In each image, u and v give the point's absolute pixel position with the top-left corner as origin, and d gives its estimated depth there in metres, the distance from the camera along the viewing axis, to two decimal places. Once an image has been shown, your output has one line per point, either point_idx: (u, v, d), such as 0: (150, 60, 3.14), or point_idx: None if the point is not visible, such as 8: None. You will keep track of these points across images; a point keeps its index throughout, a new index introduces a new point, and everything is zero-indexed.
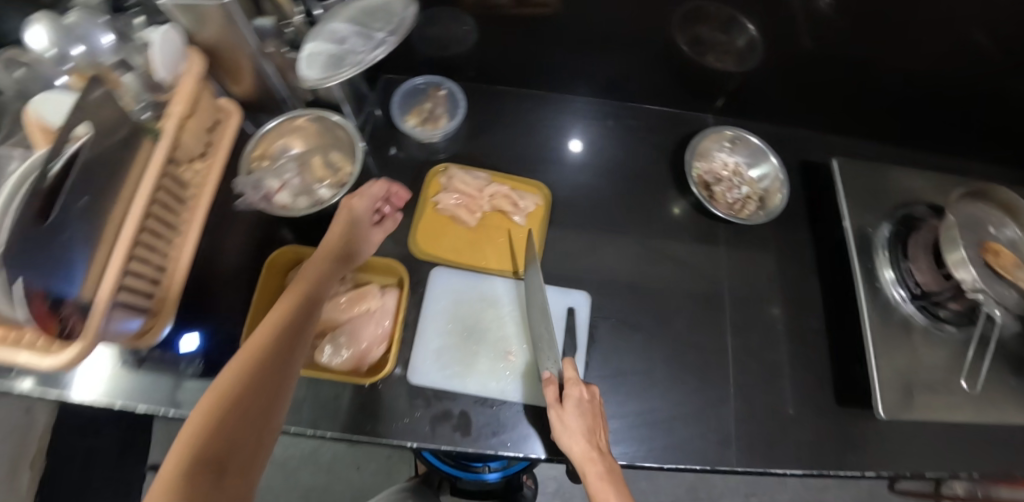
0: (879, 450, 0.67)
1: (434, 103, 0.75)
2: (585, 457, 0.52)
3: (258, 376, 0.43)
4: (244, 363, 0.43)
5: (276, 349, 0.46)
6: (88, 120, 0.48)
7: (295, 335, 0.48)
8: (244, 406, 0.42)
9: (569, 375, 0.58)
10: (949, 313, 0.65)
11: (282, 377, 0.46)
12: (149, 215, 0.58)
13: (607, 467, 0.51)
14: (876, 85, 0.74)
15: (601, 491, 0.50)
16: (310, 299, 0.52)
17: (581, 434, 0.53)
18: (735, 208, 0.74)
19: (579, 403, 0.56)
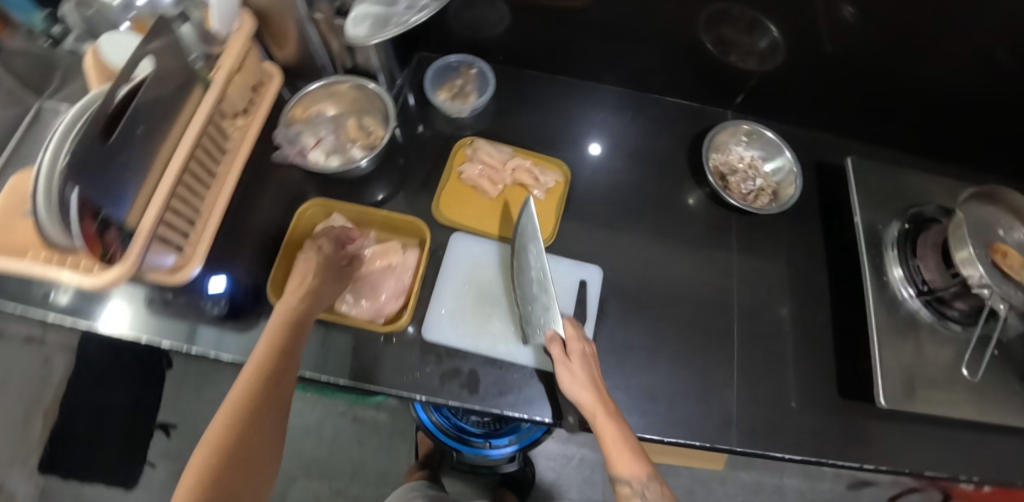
0: (879, 444, 0.67)
1: (465, 80, 0.80)
2: (593, 402, 0.55)
3: (247, 429, 0.45)
4: (231, 419, 0.45)
5: (263, 388, 0.47)
6: (152, 56, 0.52)
7: (282, 367, 0.50)
8: (232, 462, 0.44)
9: (571, 332, 0.61)
10: (956, 312, 0.67)
11: (271, 418, 0.48)
12: (193, 158, 0.61)
13: (611, 410, 0.56)
14: (895, 94, 0.76)
15: (607, 430, 0.54)
16: (295, 329, 0.53)
17: (587, 382, 0.57)
18: (749, 199, 0.76)
19: (583, 357, 0.59)
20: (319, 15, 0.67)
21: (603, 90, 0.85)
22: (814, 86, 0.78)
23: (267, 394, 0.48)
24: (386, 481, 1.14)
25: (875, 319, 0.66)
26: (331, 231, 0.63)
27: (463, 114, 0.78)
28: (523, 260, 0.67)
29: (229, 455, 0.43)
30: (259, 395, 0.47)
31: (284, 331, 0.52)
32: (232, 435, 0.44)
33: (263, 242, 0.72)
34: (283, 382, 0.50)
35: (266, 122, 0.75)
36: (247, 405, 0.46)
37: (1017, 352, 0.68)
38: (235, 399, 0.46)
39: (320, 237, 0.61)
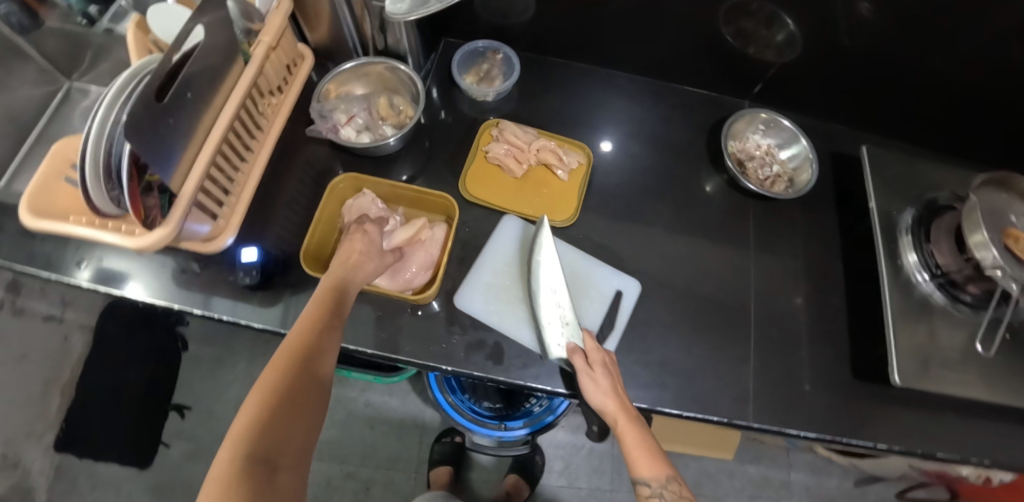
0: (892, 425, 0.69)
1: (491, 65, 0.82)
2: (615, 408, 0.56)
3: (296, 380, 0.46)
4: (281, 369, 0.46)
5: (308, 349, 0.49)
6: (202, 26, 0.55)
7: (326, 334, 0.51)
8: (285, 406, 0.44)
9: (591, 343, 0.61)
10: (970, 296, 0.69)
11: (318, 375, 0.48)
12: (231, 130, 0.63)
13: (632, 416, 0.56)
14: (910, 88, 0.78)
15: (629, 433, 0.55)
16: (337, 301, 0.55)
17: (609, 391, 0.57)
18: (766, 184, 0.78)
19: (604, 366, 0.60)
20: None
21: (623, 79, 0.87)
22: (831, 79, 0.80)
23: (312, 353, 0.49)
24: (396, 465, 1.15)
25: (890, 301, 0.68)
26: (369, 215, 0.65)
27: (488, 97, 0.80)
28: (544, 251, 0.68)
29: (280, 401, 0.44)
30: (304, 353, 0.48)
31: (326, 302, 0.54)
32: (282, 382, 0.45)
33: (293, 216, 0.74)
34: (328, 346, 0.51)
35: (298, 101, 0.77)
36: (294, 360, 0.47)
37: None
38: (282, 355, 0.48)
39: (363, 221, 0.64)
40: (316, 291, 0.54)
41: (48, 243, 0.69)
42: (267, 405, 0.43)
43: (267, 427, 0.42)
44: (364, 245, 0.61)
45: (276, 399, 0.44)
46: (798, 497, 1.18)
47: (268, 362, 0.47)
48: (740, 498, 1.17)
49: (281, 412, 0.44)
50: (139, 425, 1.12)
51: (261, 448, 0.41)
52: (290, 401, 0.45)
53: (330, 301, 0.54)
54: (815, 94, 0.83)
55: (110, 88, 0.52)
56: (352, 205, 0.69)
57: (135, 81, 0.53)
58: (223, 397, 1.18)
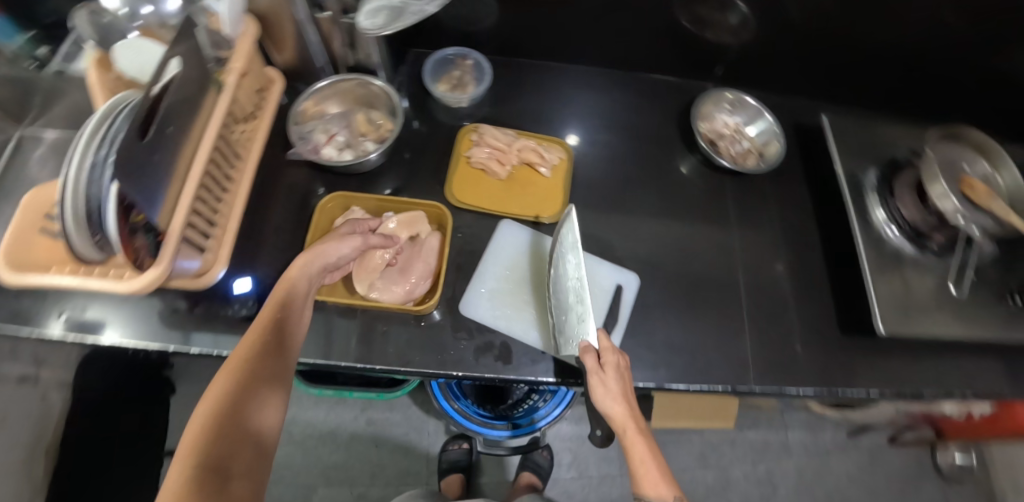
0: (881, 373, 0.73)
1: (462, 71, 0.83)
2: (624, 417, 0.55)
3: (249, 391, 0.48)
4: (230, 381, 0.47)
5: (262, 358, 0.50)
6: (178, 58, 0.54)
7: (279, 342, 0.53)
8: (236, 416, 0.46)
9: (606, 342, 0.59)
10: (936, 244, 0.74)
11: (273, 383, 0.50)
12: (211, 161, 0.63)
13: (642, 428, 0.54)
14: (858, 57, 0.82)
15: (636, 447, 0.53)
16: (290, 309, 0.56)
17: (620, 397, 0.55)
18: (739, 159, 0.81)
19: (617, 369, 0.58)
20: (322, 15, 0.68)
21: (591, 73, 0.89)
22: (785, 55, 0.84)
23: (265, 363, 0.50)
24: (407, 480, 1.14)
25: (866, 257, 0.72)
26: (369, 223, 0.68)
27: (463, 104, 0.81)
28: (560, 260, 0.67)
29: (231, 411, 0.45)
30: (257, 363, 0.50)
31: (277, 311, 0.55)
32: (233, 393, 0.47)
33: (281, 242, 0.72)
34: (281, 354, 0.52)
35: (272, 126, 0.76)
36: (244, 371, 0.49)
37: (990, 275, 0.75)
38: (232, 367, 0.49)
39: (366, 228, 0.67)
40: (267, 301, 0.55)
41: (24, 298, 0.66)
42: (218, 419, 0.44)
43: (221, 437, 0.43)
44: (337, 233, 0.64)
45: (229, 410, 0.45)
46: (798, 456, 1.24)
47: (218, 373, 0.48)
48: (744, 464, 1.21)
49: (233, 422, 0.45)
50: None
51: (218, 460, 0.42)
52: (241, 410, 0.46)
53: (282, 311, 0.55)
54: (772, 71, 0.87)
55: (85, 129, 0.51)
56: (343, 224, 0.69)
57: (112, 119, 0.52)
58: None
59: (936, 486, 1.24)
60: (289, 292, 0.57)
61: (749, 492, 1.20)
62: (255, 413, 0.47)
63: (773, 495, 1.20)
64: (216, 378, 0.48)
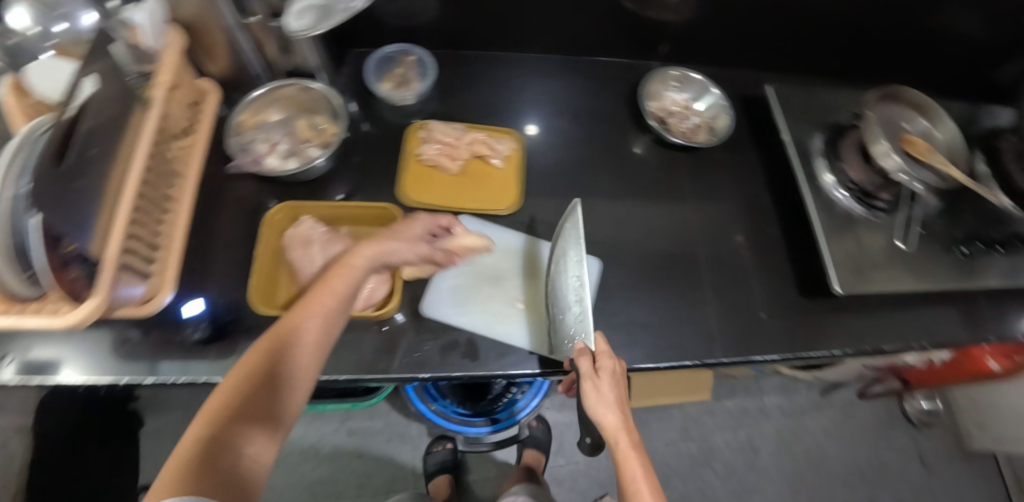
0: (842, 331, 0.75)
1: (405, 68, 0.81)
2: (616, 426, 0.54)
3: (259, 388, 0.49)
4: (243, 376, 0.49)
5: (279, 357, 0.51)
6: (94, 76, 0.51)
7: (304, 343, 0.52)
8: (240, 411, 0.47)
9: (602, 347, 0.59)
10: (883, 203, 0.76)
11: (285, 385, 0.51)
12: (144, 182, 0.60)
13: (634, 439, 0.54)
14: (797, 25, 0.84)
15: (627, 460, 0.52)
16: (328, 309, 0.54)
17: (613, 406, 0.55)
18: (689, 135, 0.82)
19: (612, 374, 0.57)
20: (250, 19, 0.65)
21: (538, 61, 0.89)
22: (727, 27, 0.84)
23: (280, 364, 0.51)
24: (395, 486, 1.13)
25: (818, 220, 0.74)
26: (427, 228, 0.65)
27: (408, 101, 0.79)
28: (562, 259, 0.67)
29: (236, 405, 0.48)
30: (272, 363, 0.50)
31: (312, 311, 0.53)
32: (242, 388, 0.48)
33: (232, 258, 0.70)
34: (303, 357, 0.52)
35: (211, 140, 0.73)
36: (258, 368, 0.50)
37: (937, 226, 0.78)
38: (250, 361, 0.50)
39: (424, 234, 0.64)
40: (308, 297, 0.55)
41: None
42: (220, 411, 0.47)
43: (219, 429, 0.46)
44: (407, 233, 0.62)
45: (235, 404, 0.47)
46: (776, 419, 1.27)
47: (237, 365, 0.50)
48: (725, 433, 1.24)
49: (234, 416, 0.47)
50: None
51: (212, 450, 0.45)
52: (247, 406, 0.48)
53: (319, 311, 0.54)
54: (716, 45, 0.88)
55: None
56: (293, 233, 0.67)
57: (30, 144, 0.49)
58: None
59: (907, 434, 1.30)
60: (331, 292, 0.55)
61: (733, 460, 1.23)
62: (259, 411, 0.48)
63: (756, 459, 1.23)
64: (234, 368, 0.50)
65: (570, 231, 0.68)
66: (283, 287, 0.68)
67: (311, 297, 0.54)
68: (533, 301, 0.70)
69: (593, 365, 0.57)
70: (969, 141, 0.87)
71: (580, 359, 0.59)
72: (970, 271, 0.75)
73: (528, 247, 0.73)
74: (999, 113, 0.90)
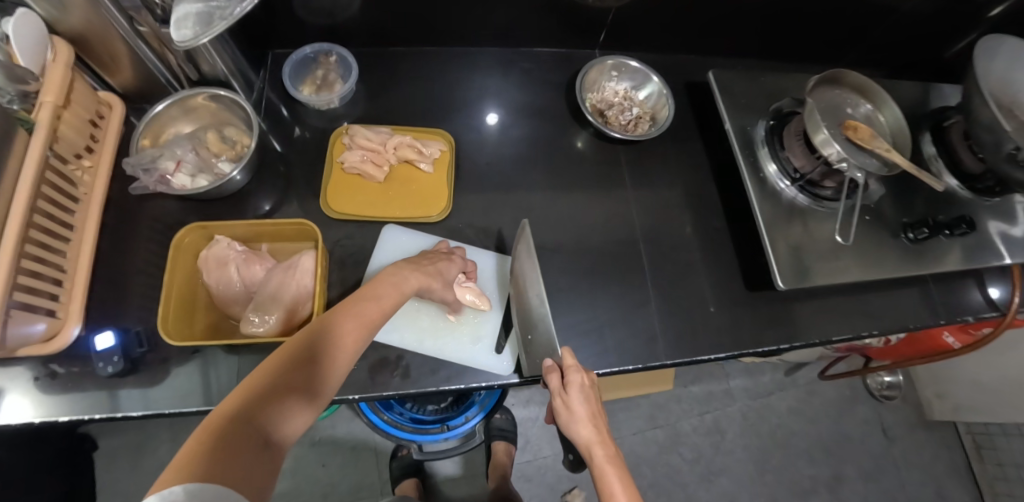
0: (789, 323, 0.74)
1: (326, 70, 0.78)
2: (591, 441, 0.55)
3: (287, 386, 0.42)
4: (272, 370, 0.42)
5: (308, 359, 0.45)
6: None
7: (334, 349, 0.47)
8: (265, 404, 0.40)
9: (569, 361, 0.57)
10: (830, 191, 0.74)
11: (322, 377, 0.45)
12: (37, 213, 0.55)
13: (610, 452, 0.54)
14: (737, 7, 0.81)
15: (606, 474, 0.53)
16: (358, 319, 0.51)
17: (587, 421, 0.55)
18: (630, 128, 0.81)
19: (582, 390, 0.56)
20: (143, 28, 0.61)
21: (474, 55, 0.85)
22: (666, 12, 0.81)
23: (311, 364, 0.45)
24: (361, 493, 1.11)
25: (761, 212, 0.72)
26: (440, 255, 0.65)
27: (333, 104, 0.77)
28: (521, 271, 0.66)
29: (263, 397, 0.40)
30: (304, 363, 0.44)
31: (344, 317, 0.50)
32: (283, 367, 0.43)
33: (149, 284, 0.66)
34: (330, 364, 0.46)
35: (117, 157, 0.69)
36: (290, 364, 0.44)
37: (882, 211, 0.77)
38: (279, 357, 0.44)
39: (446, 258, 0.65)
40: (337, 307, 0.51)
41: None
42: (247, 402, 0.39)
43: (247, 418, 0.38)
44: (444, 266, 0.64)
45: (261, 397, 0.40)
46: (741, 401, 1.28)
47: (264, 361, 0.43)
48: (692, 419, 1.25)
49: (260, 412, 0.39)
50: None
51: (238, 435, 0.36)
52: (276, 401, 0.41)
53: (350, 321, 0.50)
54: (656, 31, 0.85)
55: None
56: (207, 256, 0.63)
57: None
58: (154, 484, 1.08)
59: (871, 407, 1.32)
60: (358, 305, 0.52)
61: (700, 444, 1.23)
62: (286, 411, 0.41)
63: (723, 442, 1.24)
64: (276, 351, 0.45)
65: (526, 252, 0.65)
66: (201, 311, 0.65)
67: (339, 307, 0.51)
68: (475, 316, 0.69)
69: (563, 381, 0.57)
70: (917, 119, 0.85)
71: (550, 375, 0.58)
72: (913, 256, 0.74)
73: (498, 267, 0.72)
74: (946, 89, 0.88)
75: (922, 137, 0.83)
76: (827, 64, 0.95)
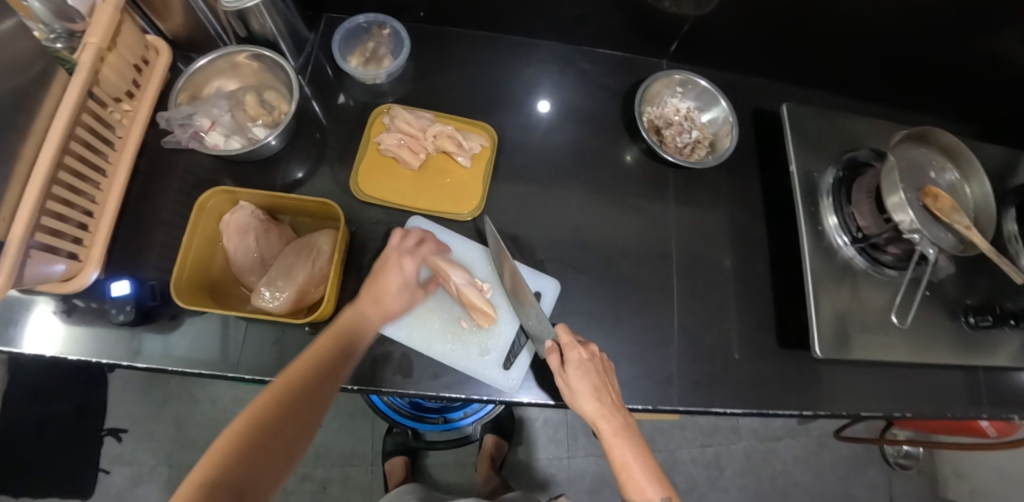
0: (816, 388, 0.69)
1: (377, 43, 0.75)
2: (598, 415, 0.53)
3: (262, 443, 0.43)
4: (245, 428, 0.43)
5: (283, 414, 0.46)
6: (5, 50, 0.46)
7: (308, 398, 0.48)
8: (242, 459, 0.41)
9: (565, 339, 0.56)
10: (891, 257, 0.67)
11: (305, 409, 0.47)
12: (70, 157, 0.54)
13: (618, 424, 0.53)
14: (830, 36, 0.73)
15: (616, 447, 0.52)
16: (330, 362, 0.51)
17: (590, 395, 0.53)
18: (685, 152, 0.75)
19: (580, 365, 0.54)
20: None
21: (532, 47, 0.80)
22: (747, 31, 0.74)
23: (286, 416, 0.46)
24: (352, 461, 1.13)
25: (812, 268, 0.66)
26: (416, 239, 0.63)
27: (380, 80, 0.73)
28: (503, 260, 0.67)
29: (241, 453, 0.42)
30: (279, 415, 0.45)
31: (317, 362, 0.51)
32: (270, 407, 0.45)
33: (171, 239, 0.66)
34: (305, 413, 0.47)
35: (157, 103, 0.68)
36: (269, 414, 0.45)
37: (944, 288, 0.70)
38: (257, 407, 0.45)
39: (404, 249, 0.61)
40: (305, 354, 0.51)
41: None
42: (223, 465, 0.40)
43: (222, 484, 0.39)
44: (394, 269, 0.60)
45: (236, 457, 0.41)
46: (747, 441, 1.23)
47: (237, 415, 0.44)
48: (692, 448, 1.21)
49: (235, 473, 0.40)
50: (73, 455, 1.06)
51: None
52: (253, 459, 0.42)
53: (322, 368, 0.50)
54: (732, 50, 0.78)
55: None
56: (229, 221, 0.61)
57: None
58: (161, 414, 1.12)
59: (881, 472, 1.25)
60: (329, 346, 0.53)
61: (696, 476, 1.20)
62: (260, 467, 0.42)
63: (719, 478, 1.20)
64: (267, 389, 0.47)
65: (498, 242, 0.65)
66: (215, 273, 0.64)
67: (308, 354, 0.51)
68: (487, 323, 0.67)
69: (562, 360, 0.56)
70: (1004, 189, 0.77)
71: (551, 355, 0.57)
72: (967, 343, 0.68)
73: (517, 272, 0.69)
74: None
75: (1006, 211, 0.74)
76: (914, 110, 0.86)
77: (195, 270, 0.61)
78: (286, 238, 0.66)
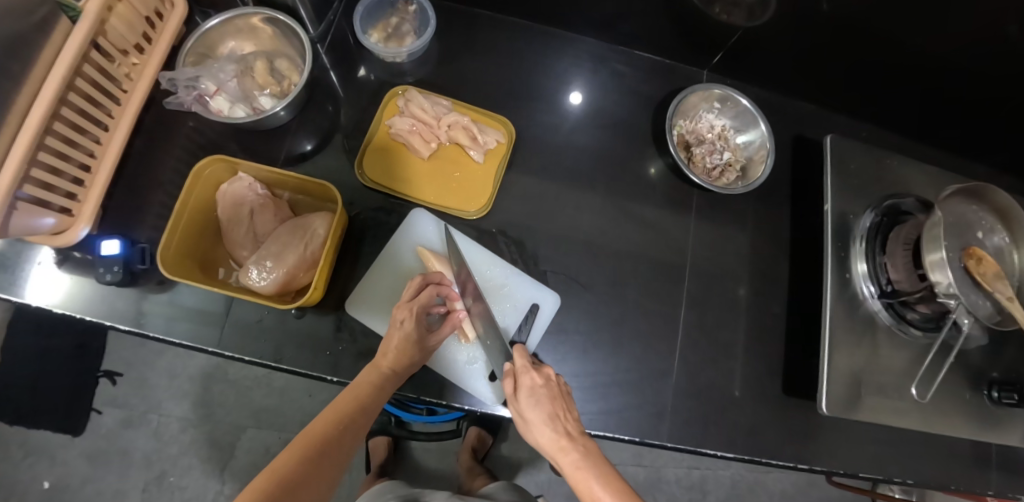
0: (817, 442, 0.65)
1: (401, 19, 0.71)
2: (555, 446, 0.47)
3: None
4: (267, 487, 0.42)
5: (294, 489, 0.43)
6: None
7: (324, 465, 0.46)
8: None
9: (519, 361, 0.52)
10: (921, 315, 0.62)
11: (325, 472, 0.46)
12: (67, 108, 0.52)
13: (581, 454, 0.46)
14: (891, 67, 0.67)
15: (581, 483, 0.44)
16: (343, 429, 0.48)
17: (545, 424, 0.48)
18: (713, 175, 0.70)
19: (532, 391, 0.50)
20: None
21: (566, 40, 0.75)
22: (801, 50, 0.68)
23: (308, 477, 0.44)
24: None
25: (832, 318, 0.62)
26: (425, 285, 0.58)
27: (400, 59, 0.70)
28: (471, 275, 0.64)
29: None
30: (299, 475, 0.44)
31: (331, 431, 0.48)
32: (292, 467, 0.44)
33: (169, 200, 0.64)
34: (315, 490, 0.44)
35: (168, 59, 0.65)
36: (289, 477, 0.43)
37: (971, 356, 0.64)
38: (276, 470, 0.44)
39: (413, 299, 0.56)
40: (327, 407, 0.50)
41: None
42: None
43: None
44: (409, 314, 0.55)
45: None
46: (735, 468, 1.20)
47: (259, 474, 0.43)
48: (678, 469, 1.18)
49: None
50: (71, 392, 1.08)
51: None
52: None
53: (344, 421, 0.49)
54: (781, 69, 0.72)
55: None
56: (225, 192, 0.60)
57: None
58: (157, 362, 1.13)
59: None
60: (353, 399, 0.50)
61: (678, 496, 1.17)
62: None
63: None
64: (287, 447, 0.46)
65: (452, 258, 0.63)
66: (206, 243, 0.62)
67: (331, 409, 0.49)
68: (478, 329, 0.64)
69: (516, 385, 0.52)
70: None
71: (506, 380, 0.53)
72: (988, 418, 0.63)
73: (519, 282, 0.65)
74: None
75: None
76: (971, 158, 0.79)
77: (186, 239, 0.59)
78: (282, 216, 0.63)
